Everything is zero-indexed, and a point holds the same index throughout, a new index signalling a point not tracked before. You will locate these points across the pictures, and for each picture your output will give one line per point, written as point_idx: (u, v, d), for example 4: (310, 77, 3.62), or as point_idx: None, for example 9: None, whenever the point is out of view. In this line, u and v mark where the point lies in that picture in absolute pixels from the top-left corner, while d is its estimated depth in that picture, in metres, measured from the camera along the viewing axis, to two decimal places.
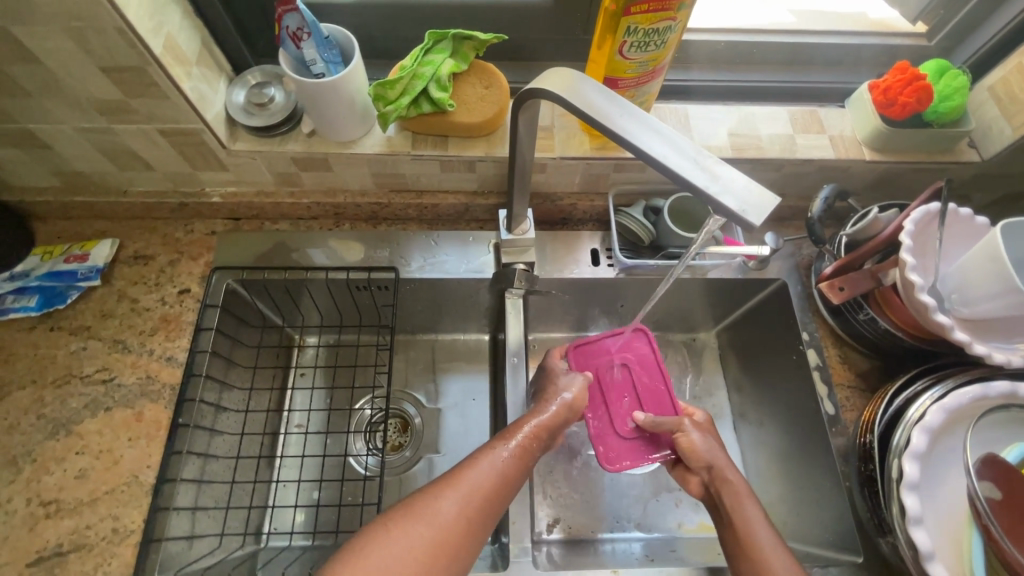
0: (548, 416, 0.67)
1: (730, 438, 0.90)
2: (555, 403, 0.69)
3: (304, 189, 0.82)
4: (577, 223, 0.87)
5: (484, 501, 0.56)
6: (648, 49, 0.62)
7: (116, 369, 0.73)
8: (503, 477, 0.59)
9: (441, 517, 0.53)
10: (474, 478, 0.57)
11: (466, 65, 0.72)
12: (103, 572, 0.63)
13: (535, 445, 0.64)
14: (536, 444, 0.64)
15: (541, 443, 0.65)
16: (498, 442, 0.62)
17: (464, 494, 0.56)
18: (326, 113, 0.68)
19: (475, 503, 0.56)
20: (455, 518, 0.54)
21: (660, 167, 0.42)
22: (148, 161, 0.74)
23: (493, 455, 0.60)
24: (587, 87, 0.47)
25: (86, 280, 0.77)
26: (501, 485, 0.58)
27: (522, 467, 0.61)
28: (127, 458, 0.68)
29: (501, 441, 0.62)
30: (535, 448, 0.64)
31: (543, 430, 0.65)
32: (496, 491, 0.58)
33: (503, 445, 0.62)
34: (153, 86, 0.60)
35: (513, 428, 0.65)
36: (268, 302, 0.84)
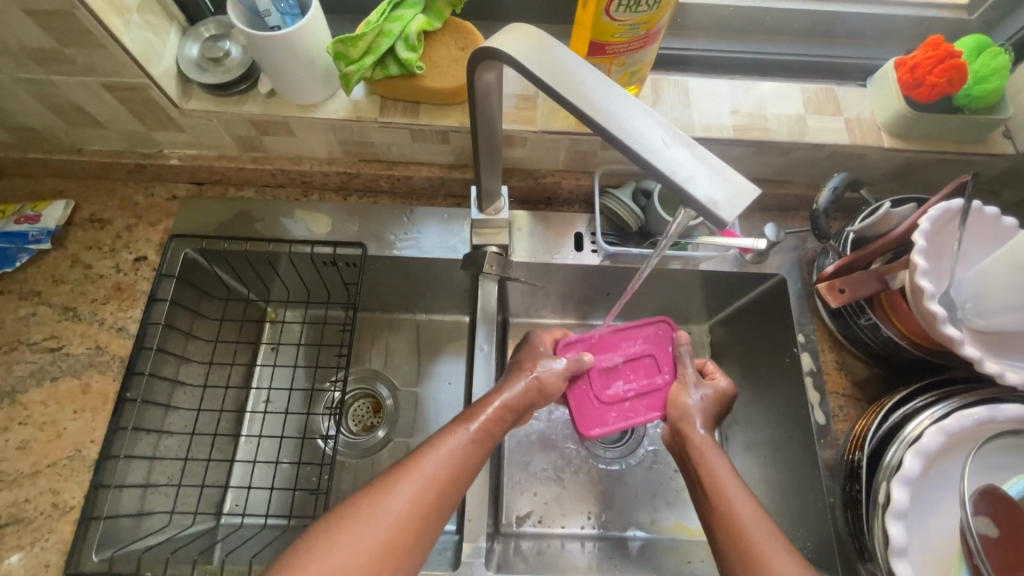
0: (506, 399, 0.62)
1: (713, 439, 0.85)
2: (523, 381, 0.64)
3: (268, 155, 0.76)
4: (562, 203, 0.81)
5: (442, 488, 0.53)
6: (638, 9, 0.54)
7: (65, 338, 0.70)
8: (461, 464, 0.55)
9: (390, 516, 0.49)
10: (414, 472, 0.52)
11: (440, 23, 0.64)
12: (40, 547, 0.61)
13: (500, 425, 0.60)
14: (498, 425, 0.60)
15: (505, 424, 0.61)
16: (457, 425, 0.58)
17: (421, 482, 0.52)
18: (282, 72, 0.62)
19: (431, 495, 0.52)
20: (407, 513, 0.50)
21: (620, 147, 0.36)
22: (98, 119, 0.69)
23: (452, 439, 0.56)
24: (551, 47, 0.40)
25: (37, 243, 0.73)
26: (460, 472, 0.54)
27: (483, 451, 0.57)
28: (71, 431, 0.66)
29: (460, 424, 0.58)
30: (498, 429, 0.60)
31: (508, 410, 0.61)
32: (458, 478, 0.54)
33: (462, 429, 0.57)
34: (84, 34, 0.54)
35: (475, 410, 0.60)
36: (230, 272, 0.80)
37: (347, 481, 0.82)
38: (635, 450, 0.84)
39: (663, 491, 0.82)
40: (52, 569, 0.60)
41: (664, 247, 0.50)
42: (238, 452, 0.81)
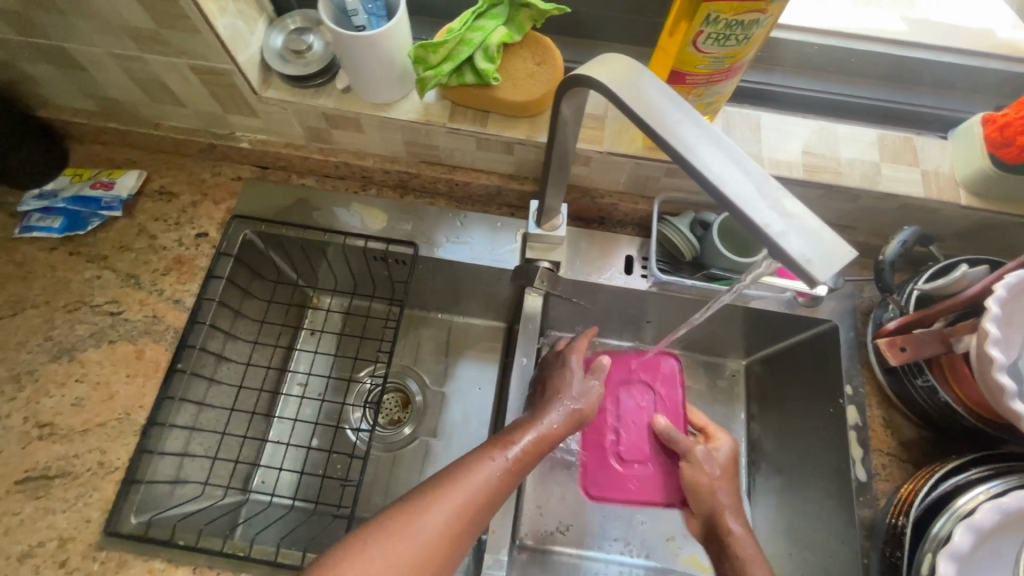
0: (539, 433, 0.58)
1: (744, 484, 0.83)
2: (558, 415, 0.61)
3: (333, 147, 0.78)
4: (615, 224, 0.80)
5: (467, 522, 0.50)
6: (726, 43, 0.54)
7: (124, 304, 0.73)
8: (486, 500, 0.52)
9: (423, 535, 0.47)
10: (448, 494, 0.50)
11: (520, 37, 0.64)
12: (83, 503, 0.64)
13: (527, 463, 0.56)
14: (537, 454, 0.57)
15: (536, 458, 0.57)
16: (493, 451, 0.55)
17: (448, 514, 0.49)
18: (361, 70, 0.63)
19: (464, 519, 0.50)
20: (441, 535, 0.48)
21: (715, 193, 0.36)
22: (180, 98, 0.71)
23: (489, 464, 0.54)
24: (644, 80, 0.40)
25: (108, 209, 0.76)
26: (486, 507, 0.51)
27: (515, 483, 0.55)
28: (123, 394, 0.69)
29: (484, 459, 0.54)
30: (536, 457, 0.57)
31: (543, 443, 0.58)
32: (486, 514, 0.51)
33: (499, 456, 0.55)
34: (183, 19, 0.56)
35: (510, 437, 0.57)
36: (284, 257, 0.83)
37: (371, 472, 0.84)
38: None
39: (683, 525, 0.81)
40: (93, 525, 0.63)
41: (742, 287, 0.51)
42: (272, 433, 0.83)
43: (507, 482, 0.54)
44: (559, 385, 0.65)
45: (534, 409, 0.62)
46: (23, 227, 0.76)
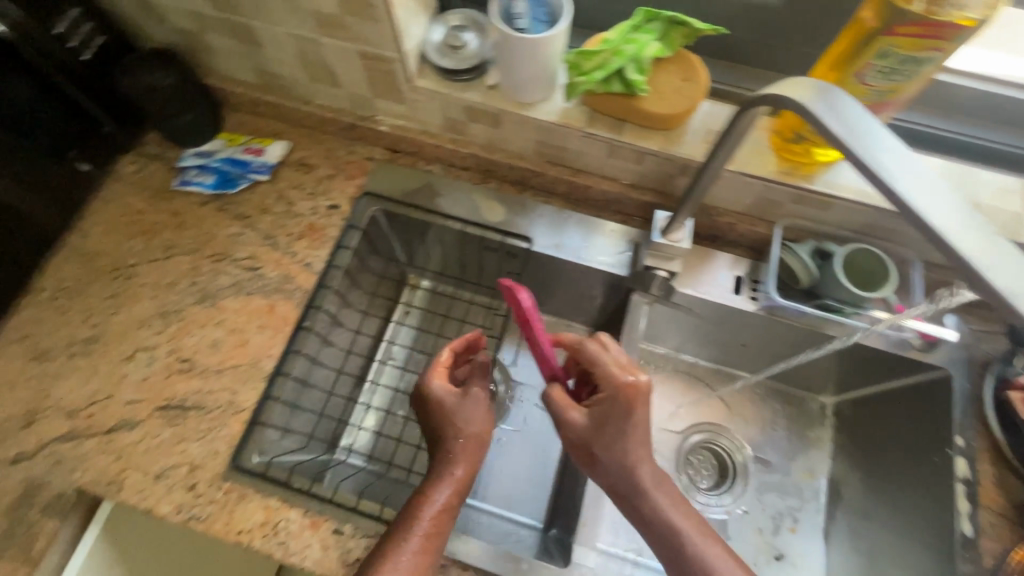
0: (445, 479, 0.61)
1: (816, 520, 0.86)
2: (462, 468, 0.62)
3: (465, 139, 0.82)
4: (727, 244, 0.80)
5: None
6: (892, 78, 0.54)
7: (261, 261, 0.80)
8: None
9: None
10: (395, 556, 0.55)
11: (671, 52, 0.66)
12: (212, 436, 0.70)
13: (443, 529, 0.59)
14: (458, 495, 0.61)
15: (453, 507, 0.61)
16: (425, 505, 0.59)
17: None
18: (516, 70, 0.67)
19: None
20: None
21: (918, 222, 0.36)
22: (337, 79, 0.77)
23: (423, 520, 0.58)
24: (840, 102, 0.41)
25: (257, 173, 0.84)
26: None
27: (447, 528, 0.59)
28: (254, 342, 0.75)
29: (403, 537, 0.56)
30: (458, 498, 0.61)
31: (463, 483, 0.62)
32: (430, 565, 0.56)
33: (429, 507, 0.59)
34: (370, 8, 0.62)
35: (428, 486, 0.61)
36: (399, 237, 0.88)
37: None
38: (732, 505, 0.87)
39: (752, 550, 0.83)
40: (220, 457, 0.69)
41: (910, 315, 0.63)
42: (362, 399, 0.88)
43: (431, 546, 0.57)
44: (440, 424, 0.65)
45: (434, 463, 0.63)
46: (180, 181, 0.84)
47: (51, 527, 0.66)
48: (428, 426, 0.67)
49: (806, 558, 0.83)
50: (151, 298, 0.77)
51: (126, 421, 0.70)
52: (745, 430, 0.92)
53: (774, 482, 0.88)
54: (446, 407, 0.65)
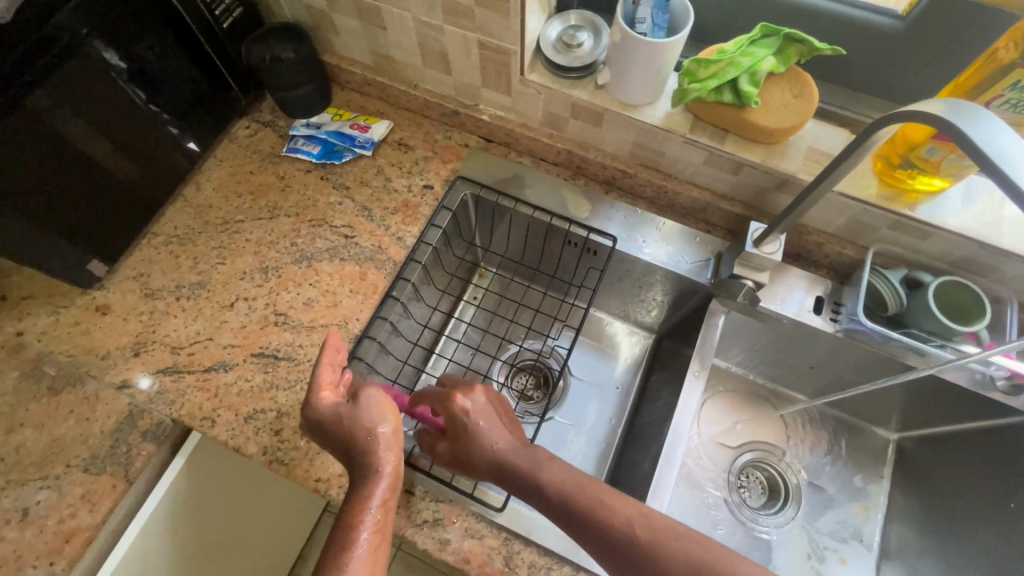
0: (392, 455, 0.60)
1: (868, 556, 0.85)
2: (389, 453, 0.60)
3: (561, 134, 0.85)
4: (810, 263, 0.81)
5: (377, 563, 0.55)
6: (1022, 111, 0.54)
7: (357, 230, 0.84)
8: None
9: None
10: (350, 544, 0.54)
11: (785, 68, 0.68)
12: (300, 387, 0.74)
13: (382, 532, 0.57)
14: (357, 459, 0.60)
15: (385, 517, 0.57)
16: (372, 490, 0.57)
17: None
18: (628, 72, 0.70)
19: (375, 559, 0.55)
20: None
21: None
22: (449, 66, 0.81)
23: (372, 503, 0.57)
24: (991, 122, 0.41)
25: (361, 147, 0.88)
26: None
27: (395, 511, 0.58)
28: (345, 305, 0.79)
29: (338, 550, 0.54)
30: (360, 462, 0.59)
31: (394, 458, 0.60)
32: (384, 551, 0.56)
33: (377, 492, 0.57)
34: (502, 1, 0.65)
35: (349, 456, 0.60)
36: (483, 223, 0.91)
37: None
38: (783, 527, 0.87)
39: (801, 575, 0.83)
40: None
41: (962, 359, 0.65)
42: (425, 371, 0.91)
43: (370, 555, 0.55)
44: (333, 429, 0.60)
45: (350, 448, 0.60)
46: (289, 148, 0.89)
47: (148, 451, 0.71)
48: (333, 447, 0.61)
49: None
50: (254, 253, 0.82)
51: (222, 362, 0.75)
52: (799, 455, 0.92)
53: (826, 510, 0.88)
54: (340, 415, 0.60)
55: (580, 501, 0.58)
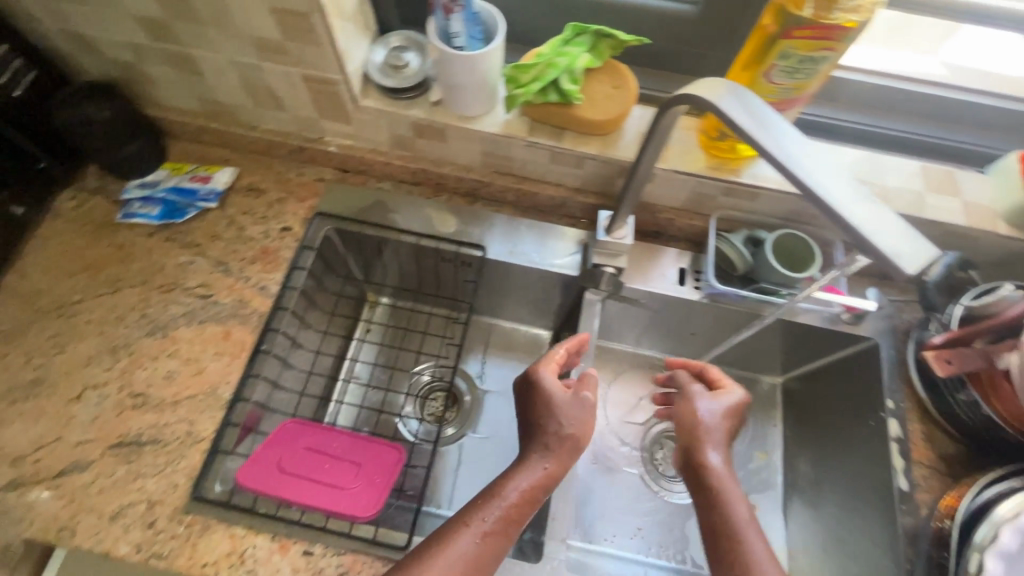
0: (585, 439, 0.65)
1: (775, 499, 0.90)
2: (547, 461, 0.62)
3: (413, 154, 0.84)
4: (669, 239, 0.86)
5: (498, 542, 0.57)
6: (795, 77, 0.60)
7: (214, 288, 0.79)
8: (469, 565, 0.54)
9: (460, 550, 0.55)
10: (493, 505, 0.58)
11: (600, 63, 0.71)
12: (172, 469, 0.68)
13: (512, 526, 0.58)
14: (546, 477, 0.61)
15: (524, 513, 0.59)
16: (522, 468, 0.62)
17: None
18: (457, 85, 0.70)
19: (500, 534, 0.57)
20: (470, 554, 0.55)
21: (823, 208, 0.39)
22: (282, 103, 0.78)
23: (512, 480, 0.60)
24: (742, 96, 0.45)
25: (205, 200, 0.83)
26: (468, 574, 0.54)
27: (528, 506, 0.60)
28: (210, 370, 0.74)
29: (464, 527, 0.56)
30: (537, 474, 0.61)
31: (563, 456, 0.63)
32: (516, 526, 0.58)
33: (522, 475, 0.61)
34: (310, 33, 0.64)
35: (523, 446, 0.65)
36: (356, 256, 0.89)
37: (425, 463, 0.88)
38: None
39: None
40: (180, 490, 0.67)
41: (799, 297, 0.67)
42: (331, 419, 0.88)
43: (499, 535, 0.57)
44: (544, 409, 0.65)
45: (527, 442, 0.65)
46: (125, 213, 0.82)
47: None
48: (527, 418, 0.67)
49: (770, 534, 0.87)
50: (98, 334, 0.75)
51: (76, 462, 0.68)
52: None
53: (733, 463, 0.92)
54: (554, 398, 0.66)
55: (725, 525, 0.57)
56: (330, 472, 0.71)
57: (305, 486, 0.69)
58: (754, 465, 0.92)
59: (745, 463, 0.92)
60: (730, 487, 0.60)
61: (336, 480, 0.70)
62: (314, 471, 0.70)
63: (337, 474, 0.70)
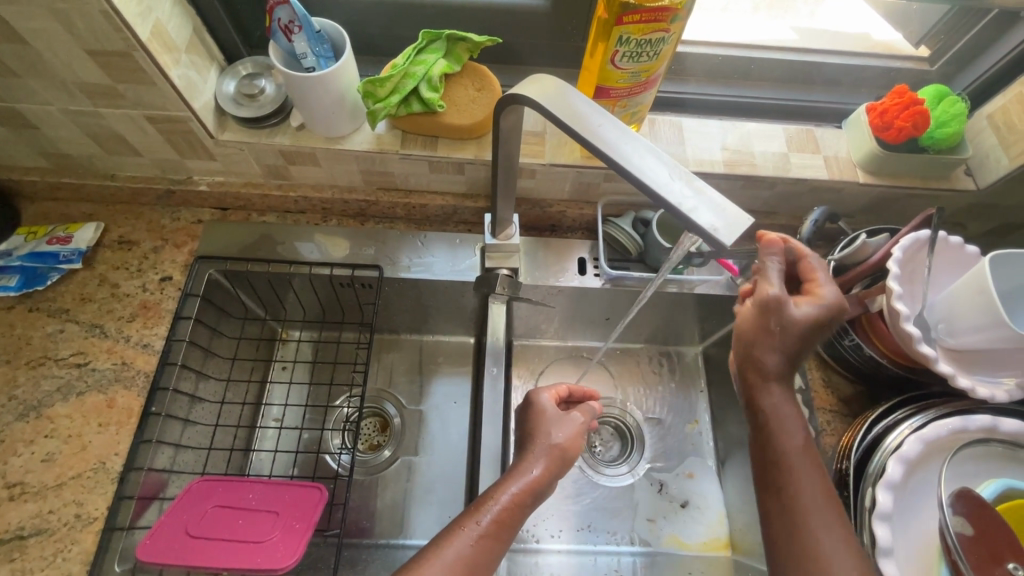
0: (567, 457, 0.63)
1: (710, 464, 0.92)
2: (539, 466, 0.60)
3: (292, 183, 0.82)
4: (566, 231, 0.87)
5: (493, 543, 0.54)
6: (640, 59, 0.61)
7: (91, 354, 0.73)
8: (470, 567, 0.52)
9: (458, 554, 0.52)
10: (489, 507, 0.56)
11: (459, 67, 0.71)
12: (62, 559, 0.62)
13: (507, 527, 0.56)
14: (534, 492, 0.58)
15: (521, 512, 0.58)
16: (518, 474, 0.59)
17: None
18: (313, 108, 0.67)
19: (494, 535, 0.55)
20: (465, 557, 0.52)
21: (649, 191, 0.42)
22: (135, 147, 0.74)
23: (512, 485, 0.58)
24: (568, 94, 0.47)
25: (68, 262, 0.77)
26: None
27: (523, 513, 0.58)
28: (95, 444, 0.68)
29: (462, 532, 0.54)
30: (532, 481, 0.59)
31: (552, 467, 0.61)
32: (510, 529, 0.56)
33: (521, 479, 0.59)
34: (138, 72, 0.60)
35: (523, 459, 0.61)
36: (251, 294, 0.84)
37: (355, 496, 0.84)
38: (635, 470, 0.92)
39: (660, 506, 0.89)
40: None
41: (666, 271, 0.56)
42: (250, 468, 0.84)
43: (498, 537, 0.55)
44: (537, 426, 0.64)
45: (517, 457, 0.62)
46: None
47: None
48: (523, 428, 0.67)
49: (707, 498, 0.90)
50: None
51: None
52: (632, 395, 0.97)
53: (665, 436, 0.94)
54: (547, 411, 0.66)
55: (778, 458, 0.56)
56: (241, 528, 0.66)
57: (214, 550, 0.64)
58: (685, 434, 0.94)
59: (677, 433, 0.94)
60: (777, 400, 0.58)
61: (248, 536, 0.66)
62: (224, 532, 0.66)
63: (249, 529, 0.66)
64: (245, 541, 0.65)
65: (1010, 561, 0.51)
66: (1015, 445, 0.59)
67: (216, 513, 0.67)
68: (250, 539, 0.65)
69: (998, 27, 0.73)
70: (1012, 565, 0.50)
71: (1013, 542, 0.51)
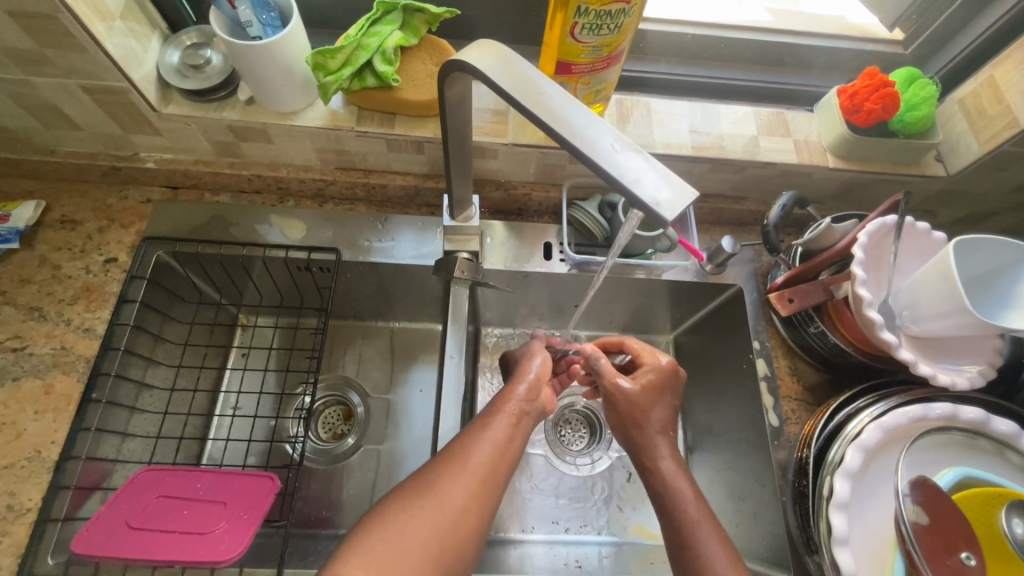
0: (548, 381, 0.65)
1: None
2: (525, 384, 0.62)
3: (246, 161, 0.78)
4: (532, 215, 0.85)
5: (502, 459, 0.54)
6: (600, 32, 0.58)
7: (29, 338, 0.70)
8: (485, 477, 0.52)
9: (474, 465, 0.52)
10: (491, 430, 0.56)
11: (416, 40, 0.68)
12: None
13: (529, 415, 0.60)
14: (530, 406, 0.60)
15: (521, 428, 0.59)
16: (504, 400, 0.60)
17: (477, 478, 0.51)
18: (260, 79, 0.64)
19: (502, 452, 0.55)
20: (484, 466, 0.53)
21: (588, 162, 0.39)
22: (75, 120, 0.70)
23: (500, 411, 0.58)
24: (513, 61, 0.44)
25: (4, 242, 0.73)
26: (487, 484, 0.52)
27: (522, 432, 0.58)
28: (31, 432, 0.65)
29: (476, 440, 0.55)
30: (525, 401, 0.60)
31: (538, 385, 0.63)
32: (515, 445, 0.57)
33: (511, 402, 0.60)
34: (67, 37, 0.56)
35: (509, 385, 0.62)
36: (205, 278, 0.81)
37: (312, 486, 0.82)
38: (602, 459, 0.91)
39: (628, 496, 0.88)
40: (4, 573, 0.59)
41: (613, 255, 0.51)
42: (203, 457, 0.81)
43: (522, 428, 0.59)
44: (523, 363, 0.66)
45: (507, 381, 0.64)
46: None
47: None
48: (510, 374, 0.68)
49: None
50: None
51: None
52: None
53: None
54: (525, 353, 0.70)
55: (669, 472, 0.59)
56: (186, 517, 0.63)
57: (156, 540, 0.61)
58: None
59: None
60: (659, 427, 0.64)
61: (193, 525, 0.63)
62: (167, 521, 0.63)
63: (194, 519, 0.63)
64: (189, 531, 0.62)
65: (963, 550, 0.51)
66: (976, 434, 0.58)
67: (160, 502, 0.64)
68: (194, 529, 0.63)
69: (972, 8, 0.71)
70: (963, 555, 0.50)
71: (967, 532, 0.51)
